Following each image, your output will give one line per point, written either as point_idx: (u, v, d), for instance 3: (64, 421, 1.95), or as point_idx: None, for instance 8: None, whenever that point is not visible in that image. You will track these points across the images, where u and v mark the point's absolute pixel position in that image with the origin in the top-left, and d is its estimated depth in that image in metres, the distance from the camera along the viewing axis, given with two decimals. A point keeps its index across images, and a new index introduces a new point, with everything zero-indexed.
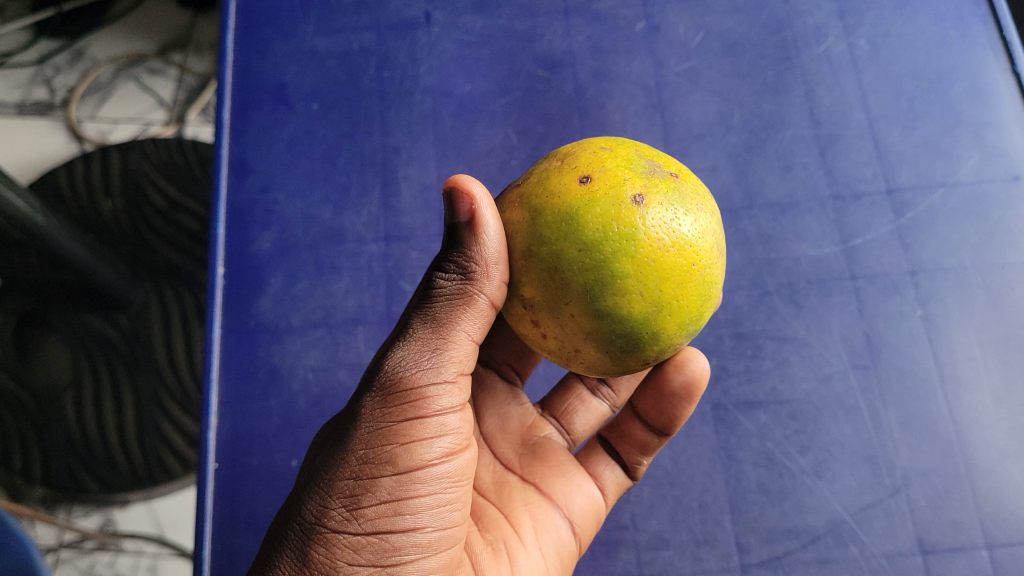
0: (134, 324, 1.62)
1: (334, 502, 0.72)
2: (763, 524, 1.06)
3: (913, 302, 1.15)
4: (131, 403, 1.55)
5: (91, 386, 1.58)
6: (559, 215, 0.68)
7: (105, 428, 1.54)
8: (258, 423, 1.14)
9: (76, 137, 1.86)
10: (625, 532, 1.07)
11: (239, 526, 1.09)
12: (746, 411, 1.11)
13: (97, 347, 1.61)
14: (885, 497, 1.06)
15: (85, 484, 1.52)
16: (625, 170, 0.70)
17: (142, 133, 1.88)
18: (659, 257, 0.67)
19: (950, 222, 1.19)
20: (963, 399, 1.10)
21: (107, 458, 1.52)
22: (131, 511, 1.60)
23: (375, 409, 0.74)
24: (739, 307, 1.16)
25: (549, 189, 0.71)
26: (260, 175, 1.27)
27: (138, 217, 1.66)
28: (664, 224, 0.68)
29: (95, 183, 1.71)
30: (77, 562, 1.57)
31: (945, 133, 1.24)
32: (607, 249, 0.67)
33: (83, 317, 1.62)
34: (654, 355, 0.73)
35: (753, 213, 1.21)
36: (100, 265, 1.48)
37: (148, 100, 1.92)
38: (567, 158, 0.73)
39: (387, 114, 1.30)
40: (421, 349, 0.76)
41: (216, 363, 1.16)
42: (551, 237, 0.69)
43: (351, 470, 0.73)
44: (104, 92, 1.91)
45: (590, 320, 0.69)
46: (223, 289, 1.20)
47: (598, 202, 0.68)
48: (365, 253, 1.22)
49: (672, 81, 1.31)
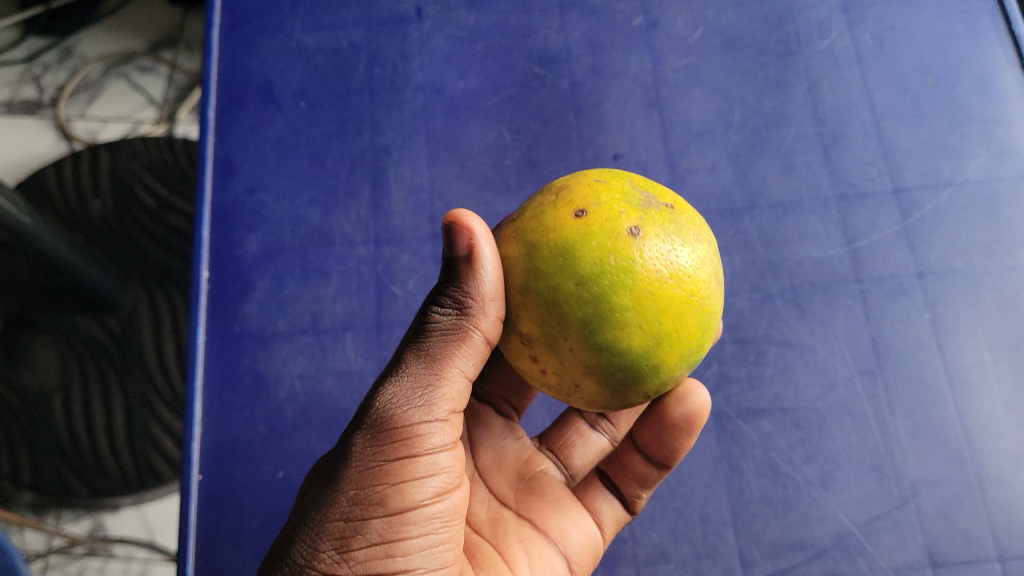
0: (123, 326, 1.57)
1: (324, 548, 0.68)
2: (767, 537, 1.02)
3: (921, 306, 1.11)
4: (121, 407, 1.51)
5: (81, 390, 1.53)
6: (556, 249, 0.65)
7: (94, 433, 1.50)
8: (244, 433, 1.09)
9: (64, 137, 1.81)
10: (623, 545, 1.03)
11: (223, 540, 1.04)
12: (748, 419, 1.07)
13: (88, 351, 1.56)
14: (894, 508, 1.02)
15: (74, 489, 1.48)
16: (620, 203, 0.67)
17: (132, 131, 1.83)
18: (657, 289, 0.64)
19: (958, 223, 1.15)
20: (973, 405, 1.06)
21: (96, 463, 1.48)
22: (122, 515, 1.55)
23: (367, 447, 0.70)
24: (741, 311, 1.12)
25: (543, 223, 0.67)
26: (245, 176, 1.23)
27: (128, 218, 1.62)
28: (662, 256, 0.65)
29: (84, 184, 1.66)
30: (67, 568, 1.53)
31: (953, 130, 1.20)
32: (603, 285, 0.63)
33: (72, 318, 1.58)
34: (656, 388, 0.69)
35: (754, 213, 1.17)
36: (92, 270, 1.45)
37: (138, 99, 1.87)
38: (562, 190, 0.70)
39: (377, 112, 1.26)
40: (414, 385, 0.72)
41: (200, 370, 1.12)
42: (547, 270, 0.65)
43: (342, 511, 0.68)
44: (93, 91, 1.87)
45: (589, 355, 0.65)
46: (207, 293, 1.16)
47: (594, 235, 0.65)
48: (354, 256, 1.18)
49: (670, 78, 1.27)
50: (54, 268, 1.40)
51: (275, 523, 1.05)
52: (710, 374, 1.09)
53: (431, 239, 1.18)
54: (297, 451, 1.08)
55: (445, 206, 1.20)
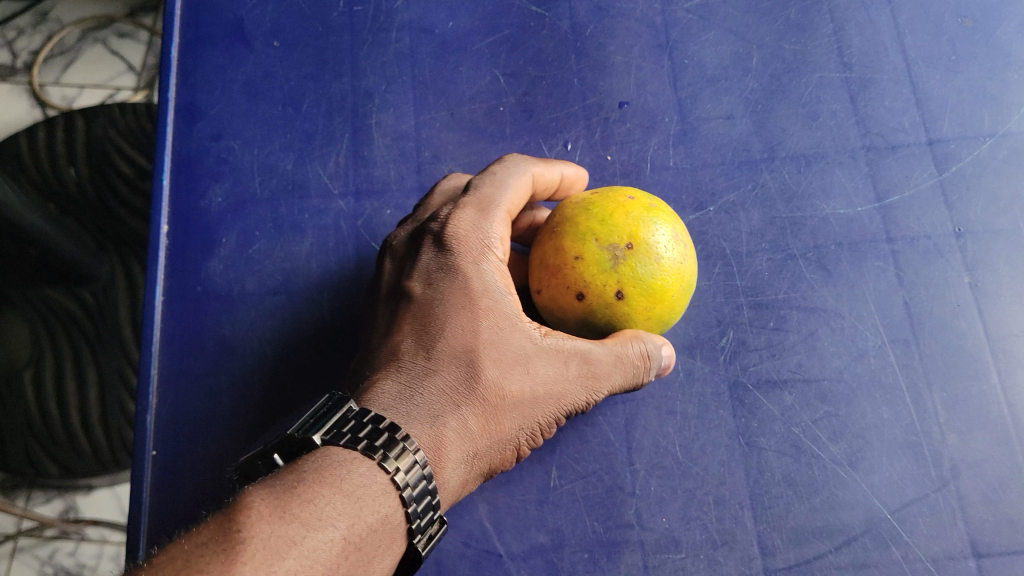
0: (99, 300, 1.44)
1: (481, 446, 0.73)
2: (789, 523, 0.91)
3: (959, 268, 1.01)
4: (95, 383, 1.40)
5: (52, 366, 1.41)
6: (558, 241, 0.84)
7: (67, 410, 1.39)
8: (205, 404, 0.98)
9: (40, 104, 1.70)
10: (629, 531, 0.92)
11: (179, 523, 0.93)
12: (768, 391, 0.96)
13: (59, 325, 1.44)
14: (931, 492, 0.92)
15: (45, 469, 1.39)
16: (625, 223, 0.83)
17: (110, 98, 1.72)
18: (648, 290, 0.82)
19: (1000, 177, 1.04)
20: (1019, 378, 0.96)
21: (68, 442, 1.38)
22: (95, 496, 1.48)
23: (569, 382, 0.76)
24: (760, 273, 1.01)
25: (564, 242, 0.84)
26: (211, 120, 1.11)
27: (105, 187, 1.49)
28: (655, 265, 0.82)
29: (58, 149, 1.52)
30: (37, 551, 1.46)
31: (993, 76, 1.10)
32: (594, 267, 0.81)
33: (41, 289, 1.46)
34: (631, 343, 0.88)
35: (774, 166, 1.06)
36: (64, 239, 1.33)
37: (116, 65, 1.75)
38: (580, 211, 0.85)
39: (358, 53, 1.14)
40: (614, 380, 0.78)
41: (157, 334, 1.01)
42: (545, 258, 0.85)
43: (519, 403, 0.74)
44: (69, 55, 1.74)
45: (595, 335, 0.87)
46: (167, 249, 1.04)
47: (589, 229, 0.83)
48: (331, 210, 1.06)
49: (681, 18, 1.15)
50: (24, 238, 1.29)
51: None
52: (725, 342, 0.98)
53: (417, 191, 1.06)
54: (265, 424, 0.97)
55: (432, 156, 1.08)
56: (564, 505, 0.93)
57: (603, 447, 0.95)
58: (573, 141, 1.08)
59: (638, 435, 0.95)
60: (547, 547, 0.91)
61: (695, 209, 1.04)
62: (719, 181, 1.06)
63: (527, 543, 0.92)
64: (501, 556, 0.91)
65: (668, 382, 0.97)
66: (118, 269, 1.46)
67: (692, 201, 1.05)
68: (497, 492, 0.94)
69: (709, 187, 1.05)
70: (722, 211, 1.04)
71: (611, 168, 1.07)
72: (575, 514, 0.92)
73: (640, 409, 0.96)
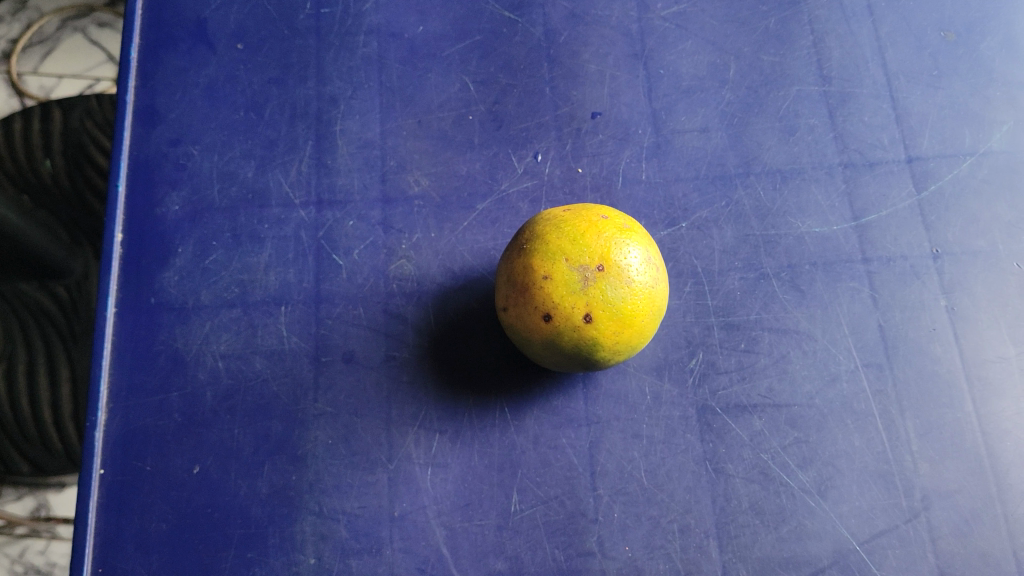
0: (72, 295, 1.44)
1: None
2: (755, 553, 0.89)
3: (936, 291, 0.98)
4: (68, 380, 1.37)
5: (25, 361, 1.38)
6: (528, 259, 0.82)
7: (38, 408, 1.35)
8: (156, 420, 0.95)
9: (17, 93, 1.66)
10: (590, 559, 0.89)
11: (126, 545, 0.90)
12: (737, 416, 0.93)
13: (33, 319, 1.41)
14: (902, 523, 0.89)
15: (16, 467, 1.39)
16: (597, 242, 0.80)
17: (88, 89, 1.67)
18: (618, 313, 0.79)
19: (980, 197, 1.02)
20: (993, 405, 0.94)
21: (41, 441, 1.36)
22: (68, 495, 1.47)
23: None
24: (731, 292, 0.98)
25: (533, 261, 0.81)
26: (171, 125, 1.07)
27: (81, 180, 1.44)
28: (627, 287, 0.79)
29: (33, 141, 1.46)
30: (6, 550, 1.44)
31: (975, 93, 1.07)
32: (563, 289, 0.79)
33: (16, 284, 1.44)
34: (599, 364, 0.86)
35: (749, 182, 1.03)
36: (36, 234, 1.37)
37: (96, 55, 1.71)
38: (551, 229, 0.83)
39: (324, 57, 1.10)
40: None
41: (108, 348, 0.97)
42: (515, 276, 0.83)
43: None
44: (47, 44, 1.70)
45: (563, 357, 0.84)
46: (121, 258, 1.01)
47: (560, 249, 0.80)
48: (291, 220, 1.02)
49: (658, 27, 1.12)
50: None
51: (189, 526, 0.91)
52: (695, 363, 0.95)
53: (381, 202, 1.03)
54: (216, 442, 0.94)
55: (398, 165, 1.05)
56: (524, 531, 0.90)
57: (566, 471, 0.92)
58: (543, 152, 1.05)
59: (602, 459, 0.92)
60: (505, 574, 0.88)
61: (667, 225, 1.01)
62: (692, 196, 1.03)
63: (484, 570, 0.89)
64: None
65: (635, 404, 0.94)
66: (92, 262, 1.47)
67: (664, 216, 1.02)
68: (455, 516, 0.90)
69: (682, 203, 1.02)
70: (694, 228, 1.01)
71: (582, 181, 1.03)
72: (535, 541, 0.89)
73: (605, 432, 0.93)
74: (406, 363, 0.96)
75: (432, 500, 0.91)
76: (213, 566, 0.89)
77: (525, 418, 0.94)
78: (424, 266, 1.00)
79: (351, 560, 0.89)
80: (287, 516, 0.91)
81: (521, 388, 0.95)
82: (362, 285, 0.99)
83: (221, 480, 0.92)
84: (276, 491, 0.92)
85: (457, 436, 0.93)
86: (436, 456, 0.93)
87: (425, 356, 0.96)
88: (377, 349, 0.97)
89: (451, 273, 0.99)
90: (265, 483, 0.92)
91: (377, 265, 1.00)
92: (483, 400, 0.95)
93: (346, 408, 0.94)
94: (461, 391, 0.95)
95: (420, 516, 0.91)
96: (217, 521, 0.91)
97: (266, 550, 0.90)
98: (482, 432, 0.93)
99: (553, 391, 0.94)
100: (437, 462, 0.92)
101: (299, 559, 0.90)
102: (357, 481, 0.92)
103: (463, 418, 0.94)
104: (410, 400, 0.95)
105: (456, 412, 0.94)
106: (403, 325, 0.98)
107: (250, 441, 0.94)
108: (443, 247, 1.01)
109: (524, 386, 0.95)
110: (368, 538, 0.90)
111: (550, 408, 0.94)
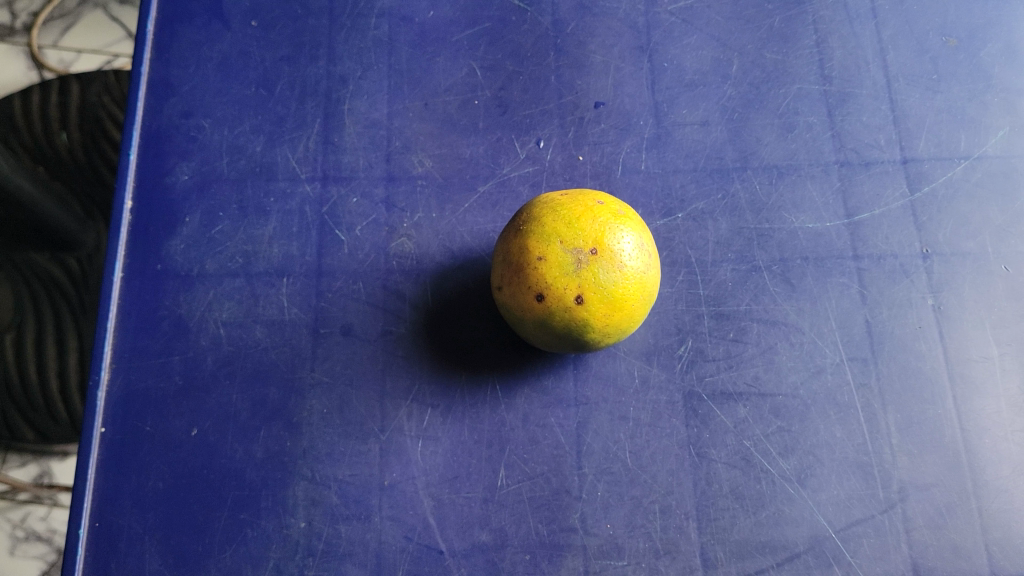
0: (84, 267, 1.47)
1: None
2: (733, 536, 0.91)
3: (924, 290, 1.00)
4: (76, 349, 1.40)
5: (33, 329, 1.41)
6: (523, 240, 0.84)
7: (44, 375, 1.38)
8: (156, 383, 0.97)
9: (36, 65, 1.69)
10: (572, 535, 0.91)
11: (122, 502, 0.93)
12: (722, 403, 0.96)
13: (43, 289, 1.44)
14: (877, 513, 0.92)
15: (21, 434, 1.40)
16: (591, 226, 0.82)
17: (106, 65, 1.70)
18: (609, 297, 0.82)
19: (972, 200, 1.04)
20: (973, 402, 0.96)
21: (46, 409, 1.38)
22: (70, 464, 1.50)
23: None
24: (723, 283, 1.00)
25: (529, 243, 0.83)
26: (183, 98, 1.10)
27: (94, 152, 1.48)
28: (619, 271, 0.82)
29: (49, 113, 1.49)
30: (8, 515, 1.48)
31: (973, 98, 1.09)
32: (556, 270, 0.81)
33: (27, 254, 1.46)
34: (589, 346, 0.88)
35: (746, 176, 1.05)
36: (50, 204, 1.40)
37: (115, 31, 1.73)
38: (546, 212, 0.85)
39: (335, 37, 1.13)
40: None
41: (113, 311, 1.00)
42: (510, 256, 0.85)
43: None
44: (68, 19, 1.73)
45: (555, 338, 0.87)
46: (130, 225, 1.04)
47: (556, 231, 0.82)
48: (297, 194, 1.05)
49: (664, 21, 1.14)
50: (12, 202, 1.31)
51: (184, 486, 0.93)
52: (684, 350, 0.98)
53: (385, 181, 1.05)
54: (215, 406, 0.96)
55: (403, 146, 1.07)
56: (510, 504, 0.92)
57: (553, 449, 0.94)
58: (546, 139, 1.07)
59: (589, 440, 0.94)
60: (489, 546, 0.91)
61: (664, 215, 1.03)
62: (689, 187, 1.05)
63: (468, 541, 0.91)
64: (441, 553, 0.91)
65: (623, 387, 0.96)
66: (104, 233, 1.49)
67: (660, 206, 1.04)
68: (443, 488, 0.93)
69: (679, 193, 1.05)
70: (690, 219, 1.03)
71: (582, 168, 1.06)
72: (520, 515, 0.92)
73: (593, 412, 0.95)
74: (402, 338, 0.99)
75: (421, 472, 0.93)
76: (206, 526, 0.92)
77: (515, 395, 0.96)
78: (424, 245, 1.02)
79: (340, 526, 0.92)
80: (280, 480, 0.94)
81: (513, 366, 0.97)
82: (363, 261, 1.02)
83: (218, 444, 0.95)
84: (270, 456, 0.94)
85: (448, 411, 0.96)
86: (427, 429, 0.95)
87: (421, 332, 0.99)
88: (375, 323, 0.99)
89: (449, 252, 1.02)
90: (261, 448, 0.95)
91: (379, 241, 1.02)
92: (475, 377, 0.97)
93: (342, 379, 0.97)
94: (454, 368, 0.97)
95: (409, 486, 0.93)
96: (212, 482, 0.94)
97: (258, 513, 0.92)
98: (473, 407, 0.96)
99: (544, 372, 0.97)
100: (427, 435, 0.95)
101: (289, 523, 0.92)
102: (350, 450, 0.94)
103: (456, 394, 0.96)
104: (405, 374, 0.97)
105: (448, 388, 0.97)
106: (401, 301, 1.00)
107: (247, 407, 0.96)
108: (443, 227, 1.03)
109: (515, 365, 0.97)
110: (357, 505, 0.93)
111: (540, 387, 0.96)
